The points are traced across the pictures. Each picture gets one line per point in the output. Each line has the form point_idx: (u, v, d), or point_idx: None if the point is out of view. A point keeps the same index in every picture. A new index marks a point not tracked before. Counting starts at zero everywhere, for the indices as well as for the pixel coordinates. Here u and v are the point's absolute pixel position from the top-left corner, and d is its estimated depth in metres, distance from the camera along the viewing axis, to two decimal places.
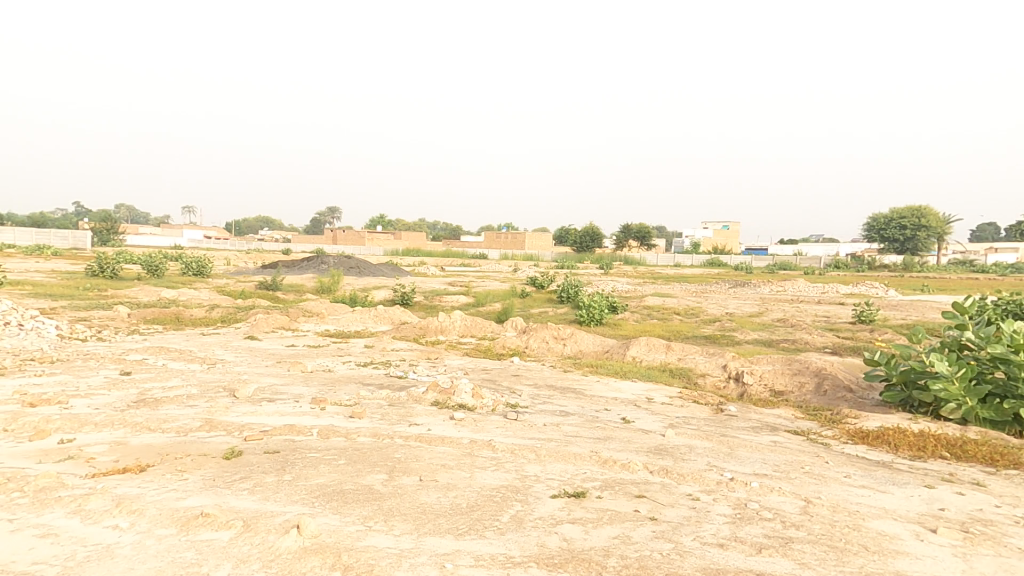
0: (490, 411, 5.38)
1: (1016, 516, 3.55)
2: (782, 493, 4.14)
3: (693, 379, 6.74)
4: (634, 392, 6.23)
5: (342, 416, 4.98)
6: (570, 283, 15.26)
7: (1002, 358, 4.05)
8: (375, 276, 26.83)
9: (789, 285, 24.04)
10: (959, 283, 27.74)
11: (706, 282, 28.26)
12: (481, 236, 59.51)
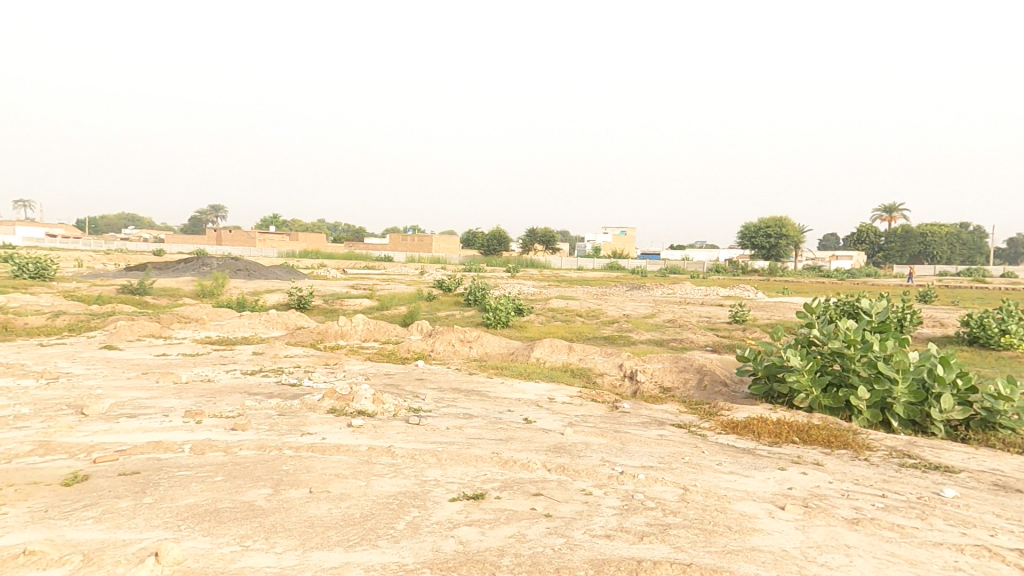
0: (391, 417, 5.30)
1: (843, 490, 4.22)
2: (665, 483, 4.46)
3: (593, 379, 7.09)
4: (536, 393, 6.42)
5: (222, 429, 4.66)
6: (478, 286, 15.19)
7: (839, 352, 4.83)
8: (270, 279, 25.34)
9: (677, 287, 26.35)
10: (813, 287, 31.73)
11: (606, 285, 30.17)
12: (390, 238, 58.36)
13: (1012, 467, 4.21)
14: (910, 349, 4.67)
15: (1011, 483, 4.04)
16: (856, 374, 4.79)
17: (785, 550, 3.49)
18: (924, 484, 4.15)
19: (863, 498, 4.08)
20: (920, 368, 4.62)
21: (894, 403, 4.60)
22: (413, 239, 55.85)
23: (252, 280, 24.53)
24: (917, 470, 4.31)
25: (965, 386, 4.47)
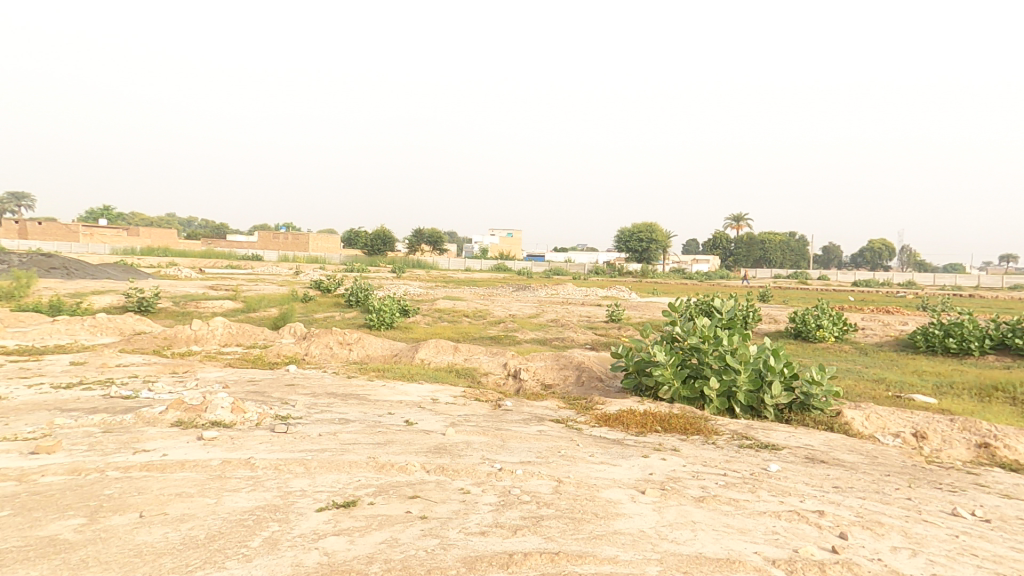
0: (253, 426, 4.98)
1: (694, 471, 4.75)
2: (541, 477, 4.65)
3: (477, 378, 7.22)
4: (420, 394, 6.37)
5: (18, 454, 4.03)
6: (360, 287, 14.95)
7: (695, 347, 5.37)
8: (98, 280, 22.00)
9: (561, 288, 28.09)
10: (677, 288, 35.76)
11: (494, 285, 31.20)
12: (272, 237, 55.80)
13: (818, 442, 5.19)
14: (751, 343, 5.32)
15: (817, 455, 5.01)
16: (709, 366, 5.37)
17: (642, 531, 3.83)
18: (755, 462, 4.88)
19: (709, 478, 4.65)
20: (758, 359, 5.29)
21: (737, 391, 5.23)
22: (287, 236, 54.55)
23: (78, 280, 21.35)
24: (752, 450, 5.04)
25: (789, 373, 5.18)
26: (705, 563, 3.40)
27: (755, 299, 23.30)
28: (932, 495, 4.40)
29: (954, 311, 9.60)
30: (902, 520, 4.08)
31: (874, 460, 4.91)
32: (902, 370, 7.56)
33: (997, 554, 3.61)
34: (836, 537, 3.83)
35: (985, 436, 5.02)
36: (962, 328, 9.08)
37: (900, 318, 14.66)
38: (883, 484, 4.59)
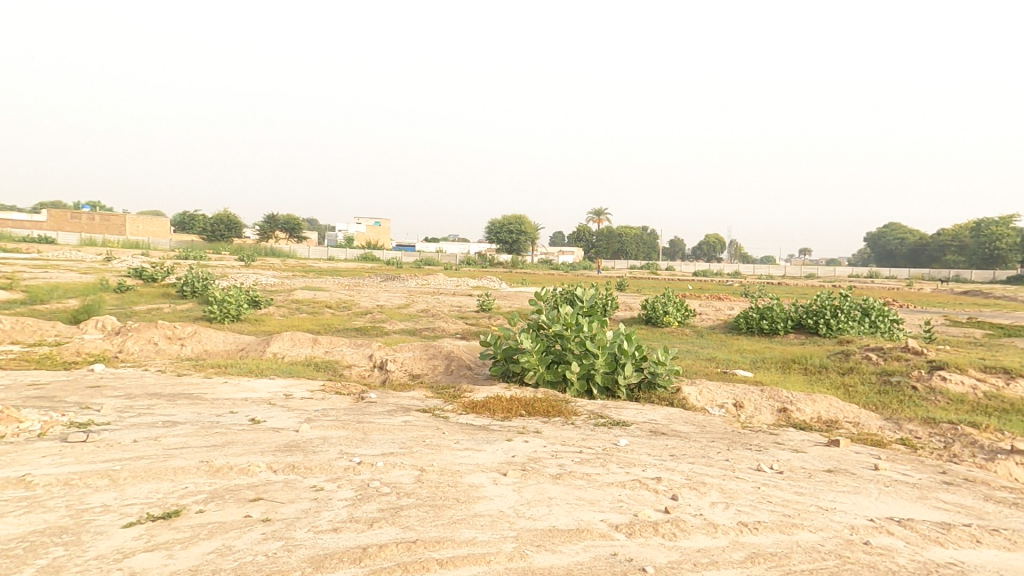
0: (37, 437, 4.32)
1: (553, 451, 5.04)
2: (403, 467, 4.56)
3: (339, 371, 7.17)
4: (269, 391, 6.09)
5: None
6: (197, 276, 15.21)
7: (559, 334, 5.67)
8: None
9: (432, 278, 29.00)
10: (545, 277, 39.05)
11: (362, 276, 30.91)
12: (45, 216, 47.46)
13: (660, 417, 5.80)
14: (608, 328, 5.75)
15: (659, 428, 5.59)
16: (571, 352, 5.71)
17: (501, 511, 3.98)
18: (608, 438, 5.31)
19: (567, 455, 4.97)
20: (613, 343, 5.73)
21: (595, 373, 5.63)
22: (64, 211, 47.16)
23: None
24: (605, 427, 5.47)
25: (640, 355, 5.69)
26: (558, 535, 3.69)
27: (612, 288, 25.73)
28: (744, 455, 5.24)
29: (766, 296, 11.27)
30: (722, 478, 4.82)
31: (703, 428, 5.64)
32: (729, 350, 8.88)
33: (783, 497, 4.56)
34: (669, 499, 4.41)
35: (783, 402, 6.12)
36: (772, 311, 10.69)
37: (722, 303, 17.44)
38: (709, 449, 5.31)
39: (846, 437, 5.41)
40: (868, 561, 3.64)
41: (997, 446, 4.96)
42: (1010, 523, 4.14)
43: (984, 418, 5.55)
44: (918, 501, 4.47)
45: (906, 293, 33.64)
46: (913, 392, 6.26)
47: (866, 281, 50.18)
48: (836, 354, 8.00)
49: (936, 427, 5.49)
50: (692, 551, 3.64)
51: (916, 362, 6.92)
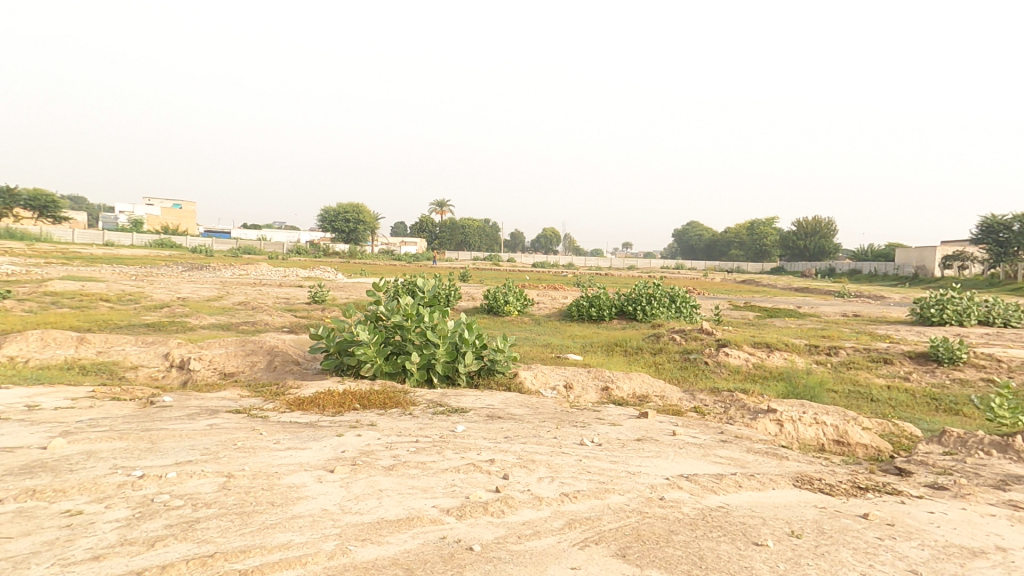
0: None
1: (388, 442, 4.98)
2: (204, 476, 4.05)
3: (120, 374, 6.42)
4: (3, 403, 5.11)
5: None
6: None
7: (398, 325, 5.62)
8: None
9: (253, 269, 28.38)
10: (390, 269, 40.16)
11: (160, 265, 27.68)
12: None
13: (497, 401, 6.04)
14: (449, 318, 5.85)
15: (496, 412, 5.84)
16: (412, 343, 5.70)
17: (324, 510, 3.80)
18: (445, 426, 5.39)
19: (402, 446, 4.95)
20: (454, 333, 5.86)
21: (435, 363, 5.69)
22: None
23: None
24: (443, 414, 5.56)
25: (480, 344, 5.87)
26: (385, 526, 3.66)
27: (457, 279, 27.08)
28: (570, 432, 5.72)
29: (596, 287, 12.51)
30: (549, 454, 5.23)
31: (536, 410, 6.02)
32: (562, 336, 9.73)
33: (600, 466, 5.11)
34: (500, 478, 4.68)
35: (605, 381, 6.82)
36: (599, 300, 11.88)
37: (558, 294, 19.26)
38: (541, 429, 5.69)
39: (653, 409, 6.20)
40: (661, 513, 4.37)
41: (759, 407, 6.17)
42: (762, 468, 5.20)
43: (751, 384, 6.89)
44: (703, 458, 5.36)
45: (712, 281, 41.26)
46: (705, 366, 7.56)
47: (694, 274, 59.23)
48: (650, 337, 9.24)
49: (719, 394, 6.66)
50: (518, 525, 3.96)
51: (708, 341, 8.38)
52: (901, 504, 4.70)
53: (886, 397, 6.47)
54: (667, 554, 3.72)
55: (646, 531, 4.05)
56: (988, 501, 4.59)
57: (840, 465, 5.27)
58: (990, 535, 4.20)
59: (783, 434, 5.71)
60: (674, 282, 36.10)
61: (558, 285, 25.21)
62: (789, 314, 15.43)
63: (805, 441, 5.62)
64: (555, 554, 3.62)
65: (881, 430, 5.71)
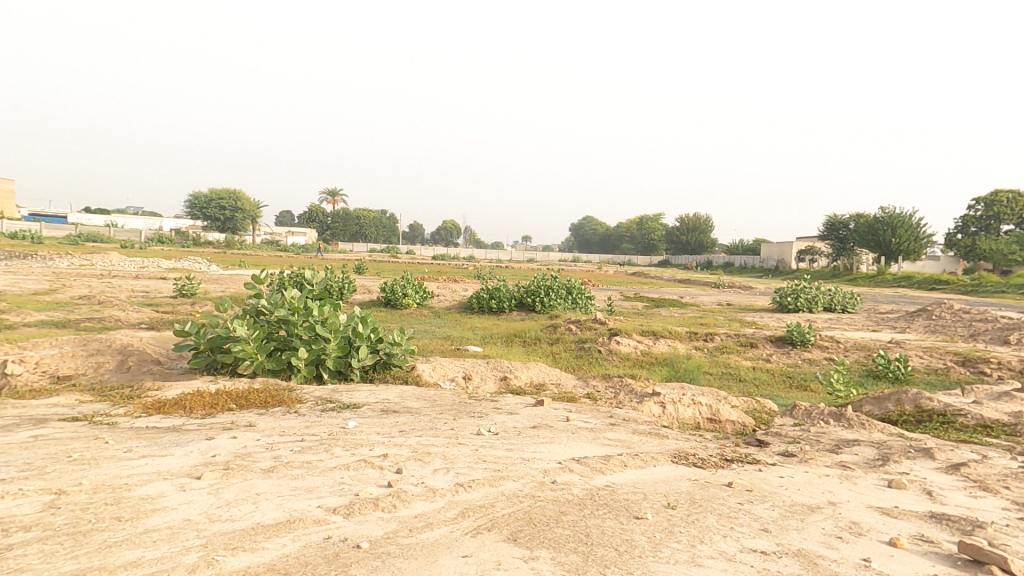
0: None
1: (268, 443, 4.69)
2: (24, 495, 3.53)
3: None
4: None
5: None
6: None
7: (284, 319, 5.52)
8: None
9: (103, 262, 26.10)
10: (272, 260, 38.41)
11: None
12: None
13: (393, 395, 5.94)
14: (341, 312, 5.67)
15: (391, 407, 5.73)
16: (299, 338, 5.62)
17: (186, 520, 3.47)
18: (335, 423, 5.19)
19: (285, 446, 4.68)
20: (346, 327, 5.79)
21: (325, 359, 5.63)
22: None
23: None
24: (333, 411, 5.35)
25: (375, 337, 5.74)
26: (261, 532, 3.45)
27: (352, 271, 27.37)
28: (467, 423, 5.77)
29: (496, 280, 12.83)
30: (446, 446, 5.24)
31: (433, 403, 5.98)
32: (463, 328, 9.89)
33: (496, 455, 5.20)
34: (393, 473, 4.60)
35: (504, 371, 6.94)
36: (499, 292, 12.20)
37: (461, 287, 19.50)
38: (437, 421, 5.68)
39: (549, 397, 6.42)
40: (552, 496, 4.54)
41: (645, 391, 6.63)
42: (646, 447, 5.58)
43: (639, 369, 7.41)
44: (593, 440, 5.65)
45: (605, 274, 44.35)
46: (599, 354, 8.02)
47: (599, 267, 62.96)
48: (547, 328, 9.65)
49: (609, 380, 7.07)
50: (409, 518, 3.91)
51: (601, 331, 8.98)
52: (759, 472, 5.27)
53: (751, 377, 7.29)
54: (556, 534, 3.89)
55: (537, 514, 4.20)
56: (825, 463, 5.30)
57: (712, 440, 5.79)
58: (825, 492, 4.84)
59: (665, 415, 6.15)
60: (565, 276, 38.98)
61: (460, 278, 25.49)
62: (675, 304, 16.94)
63: (684, 420, 6.12)
64: (446, 544, 3.63)
65: (747, 407, 6.39)
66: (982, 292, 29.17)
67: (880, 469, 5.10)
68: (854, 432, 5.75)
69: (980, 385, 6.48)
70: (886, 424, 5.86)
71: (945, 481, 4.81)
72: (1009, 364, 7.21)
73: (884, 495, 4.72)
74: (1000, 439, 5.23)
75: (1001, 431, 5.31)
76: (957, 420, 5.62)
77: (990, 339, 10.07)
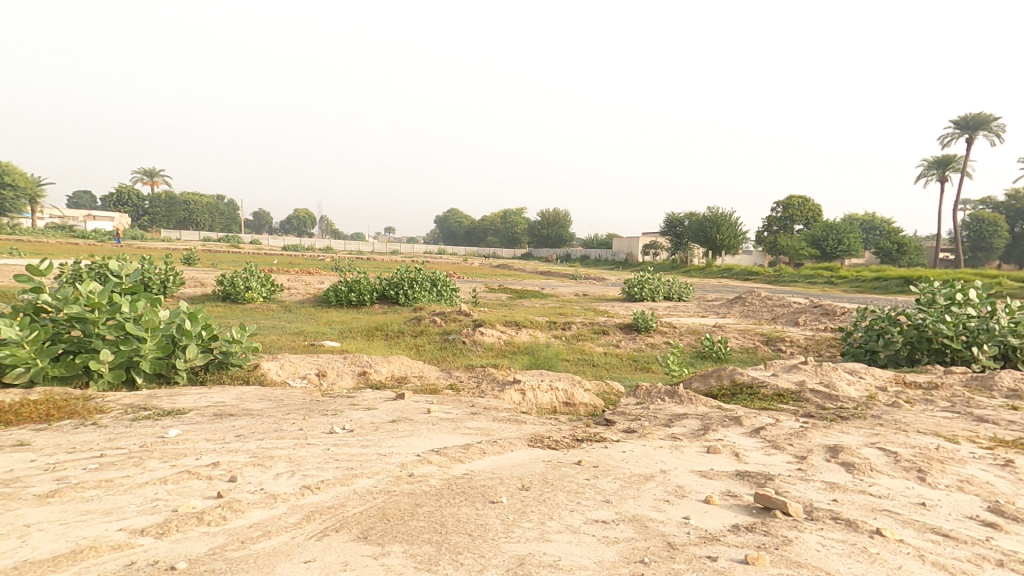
0: None
1: (49, 464, 3.97)
2: None
3: None
4: None
5: None
6: None
7: (79, 318, 4.99)
8: None
9: None
10: (63, 249, 33.46)
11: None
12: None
13: (230, 397, 5.48)
14: (160, 309, 5.20)
15: (227, 410, 5.22)
16: (101, 338, 5.11)
17: None
18: (150, 431, 4.58)
19: (75, 464, 4.02)
20: (168, 325, 5.41)
21: (140, 361, 5.20)
22: None
23: None
24: (149, 419, 4.72)
25: (206, 336, 5.43)
26: (31, 569, 2.95)
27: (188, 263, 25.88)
28: (319, 421, 5.51)
29: (356, 273, 13.97)
30: (291, 448, 4.95)
31: (279, 403, 5.60)
32: (318, 323, 10.05)
33: (349, 453, 5.03)
34: (225, 482, 4.23)
35: (364, 366, 6.74)
36: (358, 285, 13.54)
37: (313, 283, 18.83)
38: (283, 422, 5.34)
39: (411, 390, 6.33)
40: (408, 489, 4.51)
41: (506, 379, 6.89)
42: (504, 434, 5.80)
43: (501, 359, 7.78)
44: (454, 430, 5.74)
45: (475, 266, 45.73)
46: (464, 345, 8.31)
47: (470, 259, 65.12)
48: (411, 321, 9.84)
49: (472, 370, 7.26)
50: (242, 528, 3.62)
51: (466, 322, 9.43)
52: (605, 448, 5.70)
53: (604, 362, 8.00)
54: (409, 528, 3.86)
55: (392, 509, 4.15)
56: (659, 436, 5.92)
57: (566, 422, 6.16)
58: (658, 461, 5.39)
59: (525, 402, 6.43)
60: (438, 268, 40.31)
61: (317, 273, 25.34)
62: (534, 295, 18.29)
63: (542, 406, 6.44)
64: (286, 551, 3.42)
65: (598, 390, 6.92)
66: (783, 280, 35.77)
67: (702, 437, 5.81)
68: (684, 406, 6.51)
69: (777, 360, 7.82)
70: (709, 398, 6.72)
71: (749, 443, 5.63)
72: (795, 342, 8.88)
73: (703, 459, 5.38)
74: (789, 404, 6.28)
75: (789, 397, 6.41)
76: (760, 390, 6.66)
77: (784, 320, 12.34)
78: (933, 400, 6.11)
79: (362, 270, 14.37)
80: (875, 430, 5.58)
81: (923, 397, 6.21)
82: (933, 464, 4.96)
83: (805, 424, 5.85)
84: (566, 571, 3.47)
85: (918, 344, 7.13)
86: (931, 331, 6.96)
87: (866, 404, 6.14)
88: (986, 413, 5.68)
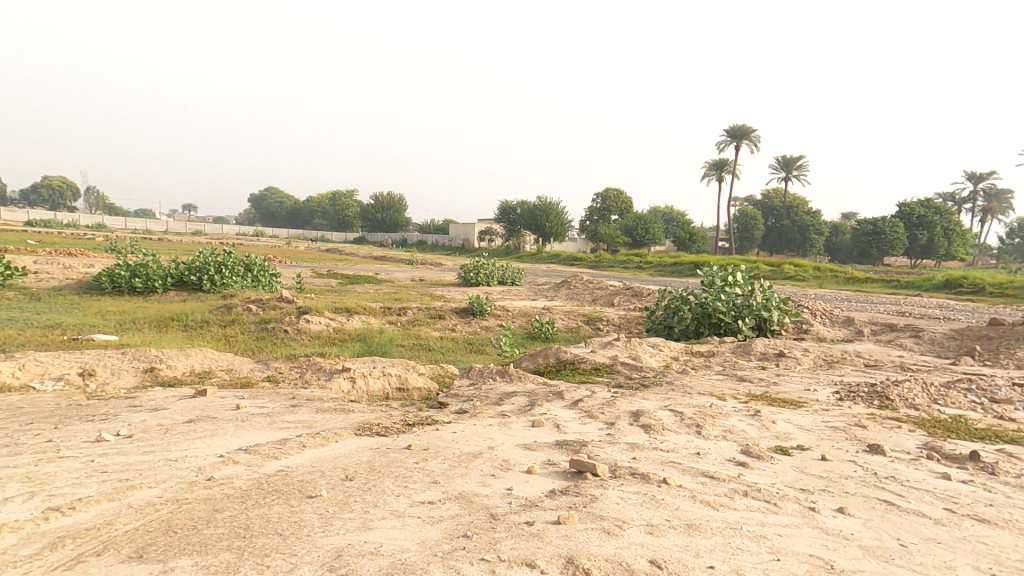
0: None
1: None
2: None
3: None
4: None
5: None
6: None
7: None
8: None
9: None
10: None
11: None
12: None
13: None
14: None
15: None
16: None
17: None
18: None
19: None
20: None
21: None
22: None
23: None
24: None
25: None
26: None
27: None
28: (80, 429, 4.69)
29: (141, 257, 12.46)
30: (30, 466, 4.03)
31: (18, 411, 4.80)
32: (84, 314, 8.75)
33: (124, 463, 4.29)
34: None
35: (152, 363, 6.07)
36: (145, 269, 12.15)
37: (78, 269, 15.76)
38: (20, 435, 4.42)
39: (214, 386, 5.85)
40: (205, 495, 3.94)
41: (334, 369, 6.73)
42: (328, 424, 5.47)
43: (330, 346, 7.65)
44: (268, 426, 5.28)
45: (307, 251, 42.98)
46: (285, 334, 7.99)
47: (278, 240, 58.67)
48: (218, 309, 9.07)
49: (294, 361, 6.99)
50: None
51: (286, 310, 8.99)
52: (436, 430, 5.70)
53: (438, 345, 8.22)
54: (204, 537, 3.37)
55: (181, 519, 3.58)
56: (489, 414, 6.13)
57: (397, 407, 6.11)
58: (487, 438, 5.53)
59: (354, 390, 6.31)
60: (262, 252, 37.21)
61: (83, 254, 21.25)
62: (368, 280, 17.90)
63: (373, 393, 6.35)
64: None
65: (433, 372, 7.12)
66: (605, 263, 40.20)
67: (528, 413, 6.16)
68: (513, 385, 6.92)
69: (596, 337, 8.72)
70: (536, 375, 7.23)
71: (568, 415, 6.11)
72: (611, 321, 10.05)
73: (528, 433, 5.68)
74: (603, 377, 7.02)
75: (604, 371, 7.16)
76: (579, 366, 7.35)
77: (602, 300, 13.97)
78: (710, 365, 7.35)
79: (149, 253, 12.86)
80: (667, 395, 6.47)
81: (704, 363, 7.43)
82: (707, 418, 5.88)
83: (615, 393, 6.57)
84: (386, 556, 3.29)
85: (702, 320, 8.57)
86: (711, 308, 8.42)
87: (662, 372, 7.14)
88: (745, 373, 6.99)
